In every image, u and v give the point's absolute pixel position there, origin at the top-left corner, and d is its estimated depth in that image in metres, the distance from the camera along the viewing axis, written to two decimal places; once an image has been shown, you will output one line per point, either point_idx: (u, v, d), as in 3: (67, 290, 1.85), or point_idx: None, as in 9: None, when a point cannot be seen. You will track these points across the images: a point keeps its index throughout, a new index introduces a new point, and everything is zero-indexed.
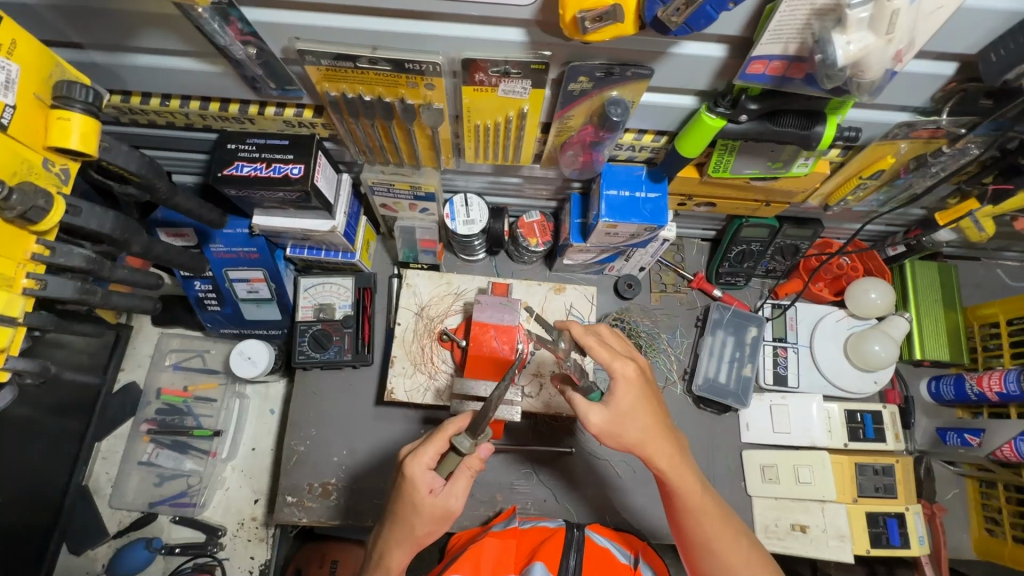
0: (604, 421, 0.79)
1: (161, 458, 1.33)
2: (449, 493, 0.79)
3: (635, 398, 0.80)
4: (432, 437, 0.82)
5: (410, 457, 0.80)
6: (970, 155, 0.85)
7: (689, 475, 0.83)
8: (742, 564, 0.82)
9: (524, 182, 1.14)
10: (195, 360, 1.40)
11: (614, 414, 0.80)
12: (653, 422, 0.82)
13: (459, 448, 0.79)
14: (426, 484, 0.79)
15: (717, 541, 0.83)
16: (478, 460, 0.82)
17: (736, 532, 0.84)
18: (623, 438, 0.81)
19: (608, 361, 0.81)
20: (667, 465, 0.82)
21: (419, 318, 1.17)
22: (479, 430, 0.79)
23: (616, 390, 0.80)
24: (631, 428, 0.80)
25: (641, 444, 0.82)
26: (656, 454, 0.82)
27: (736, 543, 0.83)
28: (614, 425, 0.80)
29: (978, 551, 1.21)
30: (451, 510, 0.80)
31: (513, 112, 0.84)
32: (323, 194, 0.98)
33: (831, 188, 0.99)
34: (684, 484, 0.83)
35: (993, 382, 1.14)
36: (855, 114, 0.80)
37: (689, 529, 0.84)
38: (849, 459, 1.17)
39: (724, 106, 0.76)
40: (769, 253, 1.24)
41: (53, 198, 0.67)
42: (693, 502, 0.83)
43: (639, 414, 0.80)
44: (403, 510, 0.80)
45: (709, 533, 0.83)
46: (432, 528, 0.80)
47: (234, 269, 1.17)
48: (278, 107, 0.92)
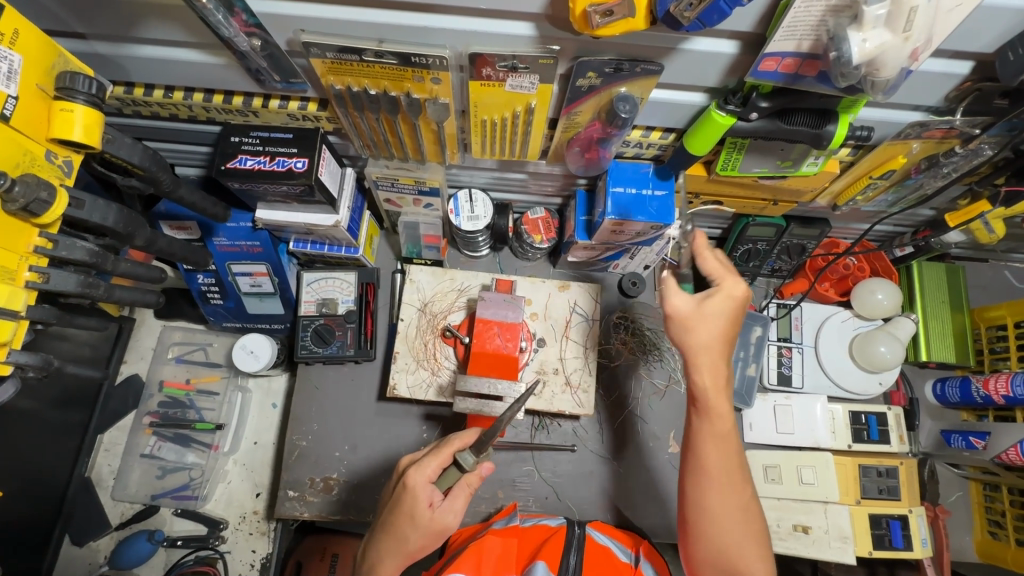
0: (686, 307, 0.81)
1: (164, 450, 1.33)
2: (448, 508, 0.79)
3: (725, 311, 0.80)
4: (436, 450, 0.82)
5: (414, 469, 0.80)
6: (982, 155, 0.84)
7: (724, 404, 0.81)
8: (736, 512, 0.79)
9: (528, 178, 1.13)
10: (198, 354, 1.39)
11: (694, 311, 0.81)
12: (721, 338, 0.80)
13: (460, 463, 0.77)
14: (426, 497, 0.79)
15: (726, 475, 0.79)
16: (476, 478, 0.83)
17: (742, 481, 0.80)
18: (686, 335, 0.81)
19: (721, 274, 0.81)
20: (711, 384, 0.81)
21: (422, 314, 1.16)
22: (484, 449, 0.77)
23: (715, 295, 0.80)
24: (693, 334, 0.80)
25: (695, 354, 0.81)
26: (704, 369, 0.81)
27: (742, 488, 0.80)
28: (687, 318, 0.81)
29: (981, 553, 1.21)
30: (448, 527, 0.79)
31: (520, 107, 0.83)
32: (326, 188, 0.98)
33: (840, 188, 0.98)
34: (719, 410, 0.81)
35: (1000, 385, 1.13)
36: (868, 113, 0.78)
37: (702, 454, 0.81)
38: (852, 461, 1.16)
39: (734, 103, 0.75)
40: (775, 253, 1.23)
41: (55, 190, 0.67)
42: (722, 428, 0.81)
43: (712, 327, 0.80)
44: (398, 522, 0.78)
45: (720, 463, 0.79)
46: (424, 543, 0.79)
47: (236, 263, 1.17)
48: (283, 100, 0.91)
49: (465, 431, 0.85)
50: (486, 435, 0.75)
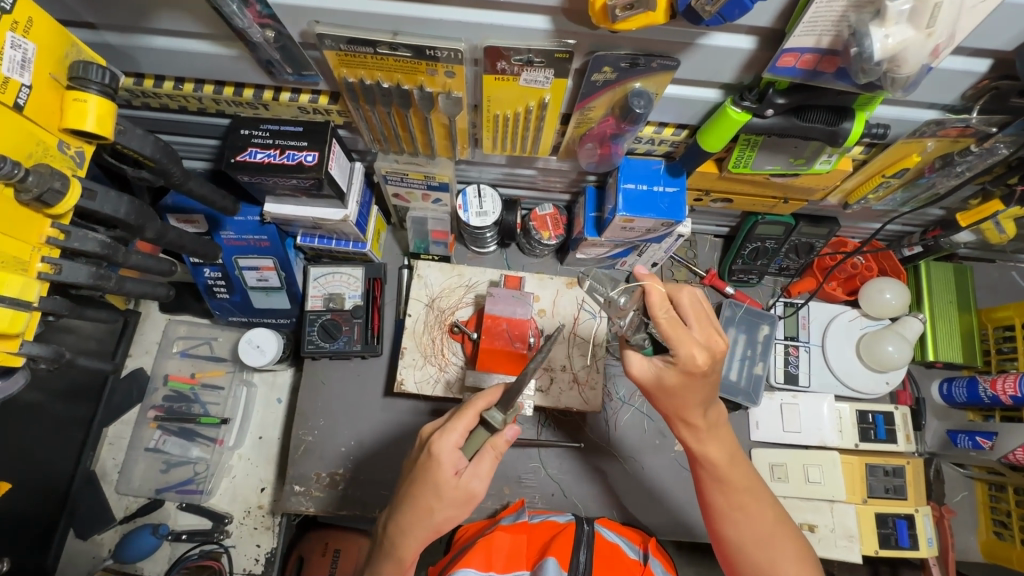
0: (647, 378, 0.78)
1: (168, 445, 1.33)
2: (473, 474, 0.78)
3: (687, 381, 0.74)
4: (459, 415, 0.80)
5: (438, 436, 0.78)
6: (997, 155, 0.84)
7: (716, 448, 0.83)
8: (765, 537, 0.82)
9: (538, 174, 1.12)
10: (203, 348, 1.39)
11: (658, 380, 0.77)
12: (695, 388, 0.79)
13: (489, 422, 0.78)
14: (451, 465, 0.77)
15: (735, 511, 0.83)
16: (503, 443, 0.80)
17: (757, 508, 0.83)
18: (658, 401, 0.81)
19: (672, 342, 0.72)
20: (698, 431, 0.82)
21: (429, 310, 1.16)
22: (511, 404, 0.77)
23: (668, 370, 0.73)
24: (670, 398, 0.79)
25: (676, 411, 0.80)
26: (690, 420, 0.81)
27: (760, 515, 0.83)
28: (654, 387, 0.79)
29: (985, 553, 1.21)
30: (475, 493, 0.79)
31: (533, 102, 0.82)
32: (336, 182, 0.97)
33: (851, 186, 0.98)
34: (710, 455, 0.83)
35: (1007, 386, 1.13)
36: (883, 111, 0.78)
37: (709, 496, 0.85)
38: (859, 460, 1.17)
39: (750, 99, 0.74)
40: (783, 251, 1.23)
41: (68, 180, 0.66)
42: (720, 468, 0.83)
43: (686, 391, 0.77)
44: (423, 494, 0.78)
45: (727, 503, 0.83)
46: (451, 513, 0.79)
47: (244, 257, 1.16)
48: (293, 93, 0.91)
49: (487, 389, 0.84)
50: (514, 391, 0.76)
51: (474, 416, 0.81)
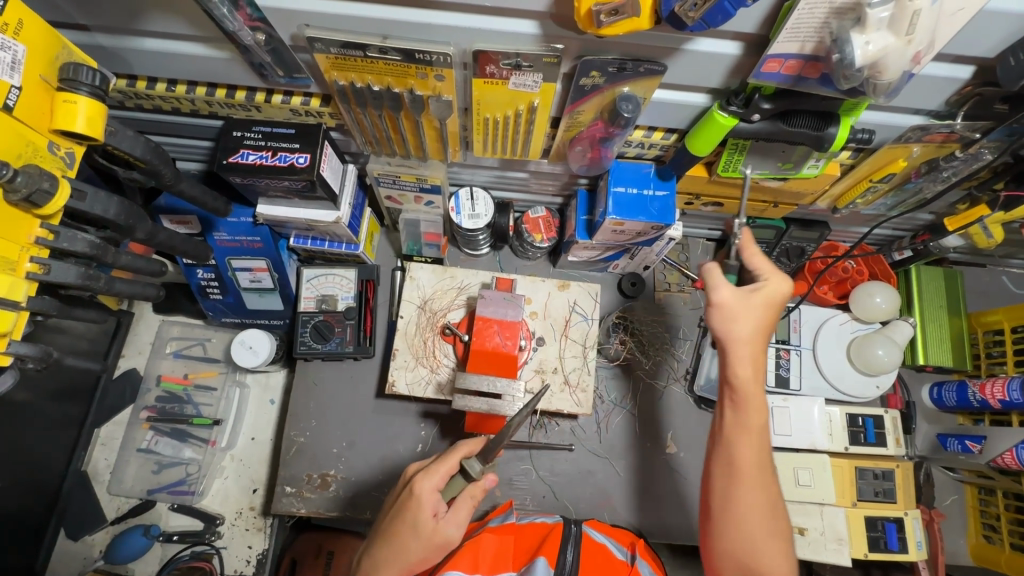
0: (731, 299, 0.81)
1: (160, 445, 1.33)
2: (450, 520, 0.81)
3: (740, 303, 0.80)
4: (443, 457, 0.84)
5: (422, 476, 0.82)
6: (982, 160, 0.84)
7: (759, 404, 0.80)
8: (765, 514, 0.77)
9: (530, 177, 1.13)
10: (196, 349, 1.39)
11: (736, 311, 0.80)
12: (764, 334, 0.81)
13: (468, 472, 0.83)
14: (431, 507, 0.80)
15: (750, 473, 0.78)
16: (480, 491, 0.84)
17: (767, 477, 0.79)
18: (732, 330, 0.80)
19: (708, 270, 0.82)
20: (752, 374, 0.80)
21: (421, 312, 1.16)
22: (490, 457, 0.83)
23: (734, 296, 0.81)
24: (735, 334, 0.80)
25: (732, 346, 0.80)
26: (743, 361, 0.80)
27: (768, 491, 0.78)
28: (738, 322, 0.80)
29: (975, 556, 1.22)
30: (450, 540, 0.80)
31: (523, 106, 0.83)
32: (328, 184, 0.98)
33: (840, 191, 0.99)
34: (749, 413, 0.80)
35: (996, 390, 1.14)
36: (869, 116, 0.79)
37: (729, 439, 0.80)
38: (849, 463, 1.17)
39: (736, 104, 0.75)
40: (775, 255, 1.23)
41: (57, 181, 0.67)
42: (755, 424, 0.80)
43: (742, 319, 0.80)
44: (402, 531, 0.79)
45: (749, 459, 0.79)
46: (425, 555, 0.79)
47: (237, 258, 1.17)
48: (286, 96, 0.91)
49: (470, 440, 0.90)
50: (495, 442, 0.81)
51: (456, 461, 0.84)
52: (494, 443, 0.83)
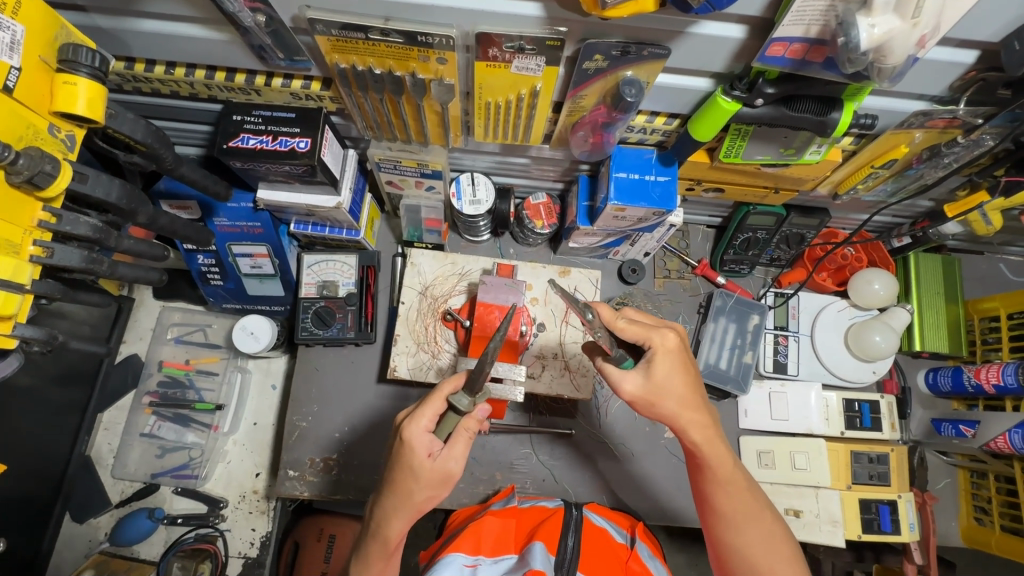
0: (639, 389, 0.80)
1: (163, 430, 1.34)
2: (448, 455, 0.78)
3: (671, 365, 0.80)
4: (428, 400, 0.79)
5: (409, 422, 0.78)
6: (984, 146, 0.84)
7: (720, 447, 0.84)
8: (764, 543, 0.83)
9: (531, 162, 1.12)
10: (197, 335, 1.40)
11: (647, 387, 0.80)
12: (687, 393, 0.81)
13: (456, 406, 0.77)
14: (424, 448, 0.77)
15: (739, 516, 0.84)
16: (475, 423, 0.80)
17: (757, 512, 0.84)
18: (660, 409, 0.81)
19: (646, 335, 0.81)
20: (702, 437, 0.83)
21: (422, 298, 1.17)
22: (477, 387, 0.77)
23: (655, 361, 0.80)
24: (666, 400, 0.80)
25: (672, 413, 0.81)
26: (691, 426, 0.82)
27: (759, 519, 0.84)
28: (649, 396, 0.80)
29: (966, 539, 1.24)
30: (452, 473, 0.78)
31: (525, 90, 0.82)
32: (328, 169, 0.98)
33: (841, 177, 0.99)
34: (713, 461, 0.83)
35: (991, 375, 1.16)
36: (871, 101, 0.79)
37: (707, 492, 0.85)
38: (844, 447, 1.19)
39: (740, 89, 0.75)
40: (774, 242, 1.24)
41: (59, 163, 0.67)
42: (723, 474, 0.84)
43: (673, 384, 0.80)
44: (402, 478, 0.78)
45: (734, 507, 0.84)
46: (431, 493, 0.79)
47: (237, 244, 1.16)
48: (286, 79, 0.90)
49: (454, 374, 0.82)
50: (479, 372, 0.75)
51: (442, 401, 0.80)
52: (478, 374, 0.77)
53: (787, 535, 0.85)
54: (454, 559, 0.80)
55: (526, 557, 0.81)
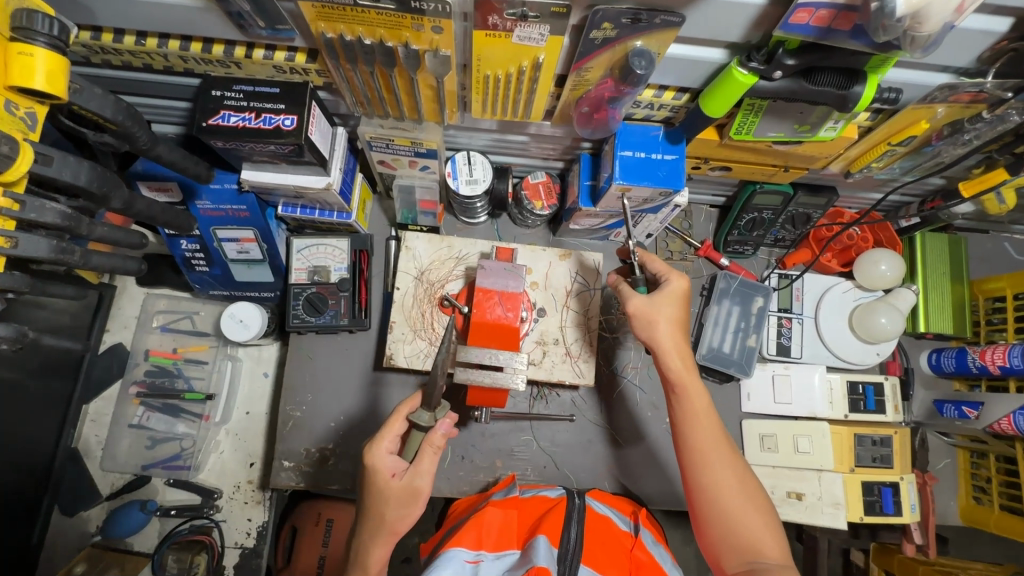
0: (644, 304, 0.90)
1: (153, 421, 1.29)
2: (414, 473, 0.81)
3: (673, 301, 0.91)
4: (388, 424, 0.84)
5: (371, 446, 0.83)
6: (1008, 122, 0.81)
7: (696, 381, 0.89)
8: (734, 484, 0.84)
9: (530, 140, 1.07)
10: (184, 323, 1.34)
11: (647, 308, 0.90)
12: (676, 328, 0.91)
13: (417, 423, 0.81)
14: (388, 468, 0.82)
15: (710, 451, 0.86)
16: (439, 438, 0.82)
17: (726, 452, 0.87)
18: (652, 331, 0.90)
19: (666, 270, 0.94)
20: (681, 365, 0.90)
21: (418, 283, 1.12)
22: (434, 400, 0.82)
23: (665, 289, 0.91)
24: (655, 325, 0.90)
25: (659, 339, 0.90)
26: (672, 355, 0.90)
27: (731, 462, 0.86)
28: (647, 315, 0.90)
29: (964, 517, 1.25)
30: (420, 489, 0.81)
31: (527, 62, 0.77)
32: (317, 148, 0.92)
33: (855, 154, 0.95)
34: (690, 387, 0.89)
35: (996, 356, 1.14)
36: (896, 73, 0.74)
37: (681, 427, 0.89)
38: (848, 430, 1.17)
39: (757, 60, 0.70)
40: (780, 222, 1.20)
41: (17, 144, 0.61)
42: (698, 405, 0.89)
43: (664, 314, 0.90)
44: (372, 501, 0.82)
45: (705, 442, 0.87)
46: (403, 512, 0.82)
47: (222, 228, 1.10)
48: (267, 51, 0.84)
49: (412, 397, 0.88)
50: (431, 386, 0.81)
51: (403, 422, 0.85)
52: (433, 389, 0.82)
53: (756, 481, 0.86)
54: (456, 554, 0.78)
55: (529, 553, 0.78)
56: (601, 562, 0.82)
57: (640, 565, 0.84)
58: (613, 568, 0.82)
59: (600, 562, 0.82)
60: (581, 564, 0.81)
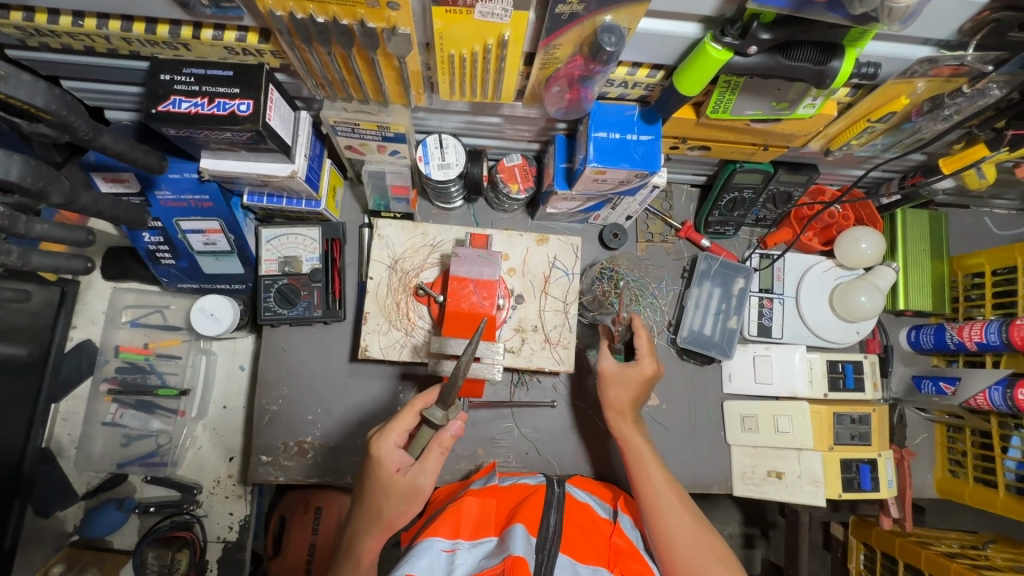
0: (614, 368, 1.03)
1: (126, 418, 1.25)
2: (419, 470, 0.80)
3: (636, 374, 1.02)
4: (400, 416, 0.84)
5: (378, 438, 0.82)
6: (988, 96, 0.79)
7: (642, 442, 1.00)
8: (688, 532, 0.89)
9: (503, 122, 1.03)
10: (154, 317, 1.29)
11: (614, 372, 1.02)
12: (627, 394, 1.02)
13: (430, 419, 0.78)
14: (393, 463, 0.81)
15: (666, 507, 0.91)
16: (449, 438, 0.81)
17: (682, 508, 0.92)
18: (607, 397, 1.03)
19: (644, 352, 1.03)
20: (628, 427, 1.01)
21: (392, 272, 1.09)
22: (449, 402, 0.78)
23: (637, 363, 1.02)
24: (613, 391, 1.02)
25: (614, 404, 1.02)
26: (621, 417, 1.02)
27: (683, 513, 0.91)
28: (611, 377, 1.02)
29: (940, 490, 1.26)
30: (422, 488, 0.81)
31: (492, 39, 0.73)
32: (277, 135, 0.88)
33: (835, 131, 0.92)
34: (638, 446, 0.99)
35: (974, 332, 1.14)
36: (874, 47, 0.72)
37: (641, 486, 0.94)
38: (827, 409, 1.17)
39: (731, 35, 0.67)
40: (761, 201, 1.18)
41: None
42: (647, 461, 0.97)
43: (621, 382, 1.02)
44: (372, 494, 0.82)
45: (663, 498, 0.92)
46: (402, 508, 0.82)
47: (185, 219, 1.05)
48: (216, 30, 0.79)
49: (427, 393, 0.87)
50: (447, 388, 0.76)
51: (414, 417, 0.84)
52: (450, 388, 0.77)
53: (714, 536, 0.90)
54: (432, 543, 0.76)
55: (506, 541, 0.75)
56: (580, 551, 0.80)
57: (619, 551, 0.83)
58: (593, 556, 0.79)
59: (580, 550, 0.80)
60: (559, 553, 0.78)
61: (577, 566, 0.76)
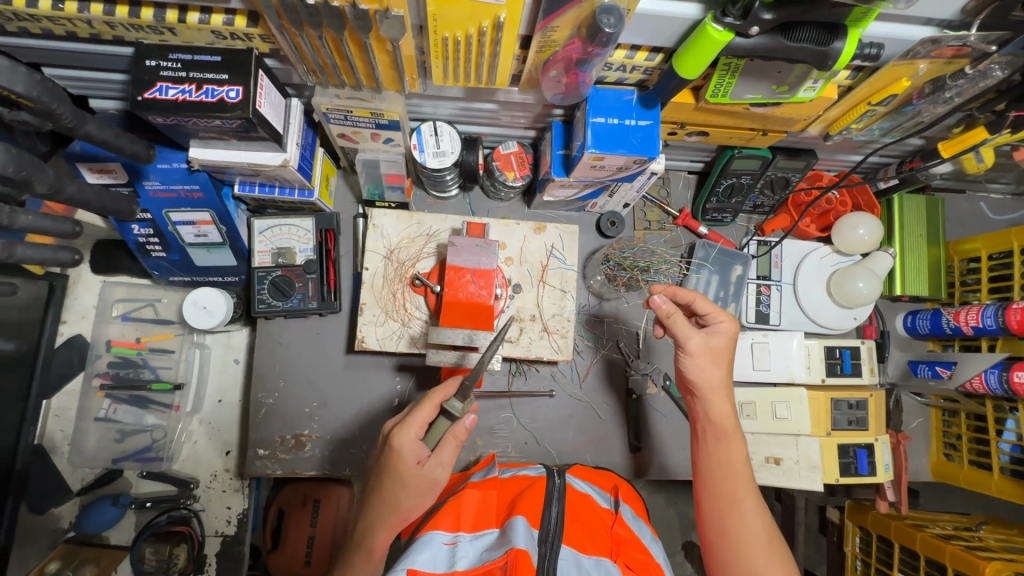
0: (701, 347, 0.88)
1: (119, 413, 1.23)
2: (436, 462, 0.80)
3: (725, 351, 0.89)
4: (419, 408, 0.81)
5: (398, 429, 0.80)
6: (990, 78, 0.79)
7: (733, 437, 0.87)
8: (761, 537, 0.81)
9: (499, 108, 1.01)
10: (146, 311, 1.27)
11: (703, 351, 0.88)
12: (720, 380, 0.89)
13: (449, 412, 0.79)
14: (413, 455, 0.79)
15: (748, 513, 0.82)
16: (463, 430, 0.81)
17: (760, 516, 0.83)
18: (701, 369, 0.88)
19: (713, 312, 0.91)
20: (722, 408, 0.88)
21: (388, 263, 1.08)
22: (469, 393, 0.80)
23: (722, 343, 0.89)
24: (699, 366, 0.88)
25: (702, 383, 0.88)
26: (713, 402, 0.88)
27: (758, 521, 0.82)
28: (703, 354, 0.88)
29: (935, 473, 1.27)
30: (438, 481, 0.80)
31: (487, 22, 0.72)
32: (268, 122, 0.86)
33: (835, 115, 0.91)
34: (727, 439, 0.86)
35: (970, 317, 1.15)
36: (876, 27, 0.71)
37: (724, 481, 0.85)
38: (825, 395, 1.17)
39: (733, 15, 0.65)
40: (758, 187, 1.17)
41: None
42: (734, 454, 0.86)
43: (716, 362, 0.88)
44: (388, 484, 0.80)
45: (749, 506, 0.83)
46: (417, 500, 0.80)
47: (175, 211, 1.03)
48: (202, 14, 0.76)
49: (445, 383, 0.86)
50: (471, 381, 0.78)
51: (432, 410, 0.82)
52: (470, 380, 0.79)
53: (788, 559, 0.81)
54: (432, 537, 0.76)
55: (508, 533, 0.75)
56: (581, 540, 0.79)
57: (620, 541, 0.82)
58: (593, 546, 0.79)
59: (581, 541, 0.79)
60: (562, 544, 0.77)
61: (580, 558, 0.76)
